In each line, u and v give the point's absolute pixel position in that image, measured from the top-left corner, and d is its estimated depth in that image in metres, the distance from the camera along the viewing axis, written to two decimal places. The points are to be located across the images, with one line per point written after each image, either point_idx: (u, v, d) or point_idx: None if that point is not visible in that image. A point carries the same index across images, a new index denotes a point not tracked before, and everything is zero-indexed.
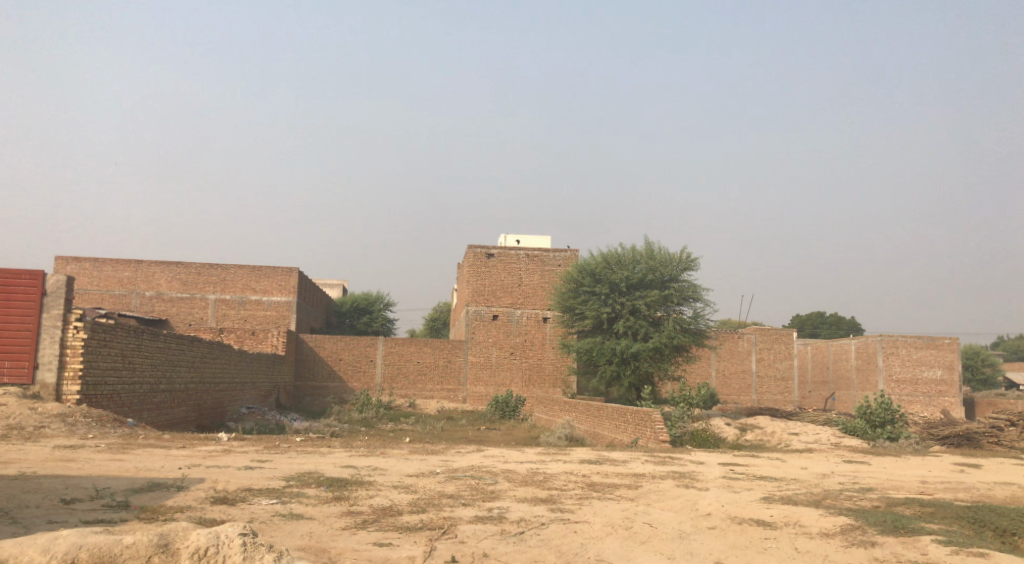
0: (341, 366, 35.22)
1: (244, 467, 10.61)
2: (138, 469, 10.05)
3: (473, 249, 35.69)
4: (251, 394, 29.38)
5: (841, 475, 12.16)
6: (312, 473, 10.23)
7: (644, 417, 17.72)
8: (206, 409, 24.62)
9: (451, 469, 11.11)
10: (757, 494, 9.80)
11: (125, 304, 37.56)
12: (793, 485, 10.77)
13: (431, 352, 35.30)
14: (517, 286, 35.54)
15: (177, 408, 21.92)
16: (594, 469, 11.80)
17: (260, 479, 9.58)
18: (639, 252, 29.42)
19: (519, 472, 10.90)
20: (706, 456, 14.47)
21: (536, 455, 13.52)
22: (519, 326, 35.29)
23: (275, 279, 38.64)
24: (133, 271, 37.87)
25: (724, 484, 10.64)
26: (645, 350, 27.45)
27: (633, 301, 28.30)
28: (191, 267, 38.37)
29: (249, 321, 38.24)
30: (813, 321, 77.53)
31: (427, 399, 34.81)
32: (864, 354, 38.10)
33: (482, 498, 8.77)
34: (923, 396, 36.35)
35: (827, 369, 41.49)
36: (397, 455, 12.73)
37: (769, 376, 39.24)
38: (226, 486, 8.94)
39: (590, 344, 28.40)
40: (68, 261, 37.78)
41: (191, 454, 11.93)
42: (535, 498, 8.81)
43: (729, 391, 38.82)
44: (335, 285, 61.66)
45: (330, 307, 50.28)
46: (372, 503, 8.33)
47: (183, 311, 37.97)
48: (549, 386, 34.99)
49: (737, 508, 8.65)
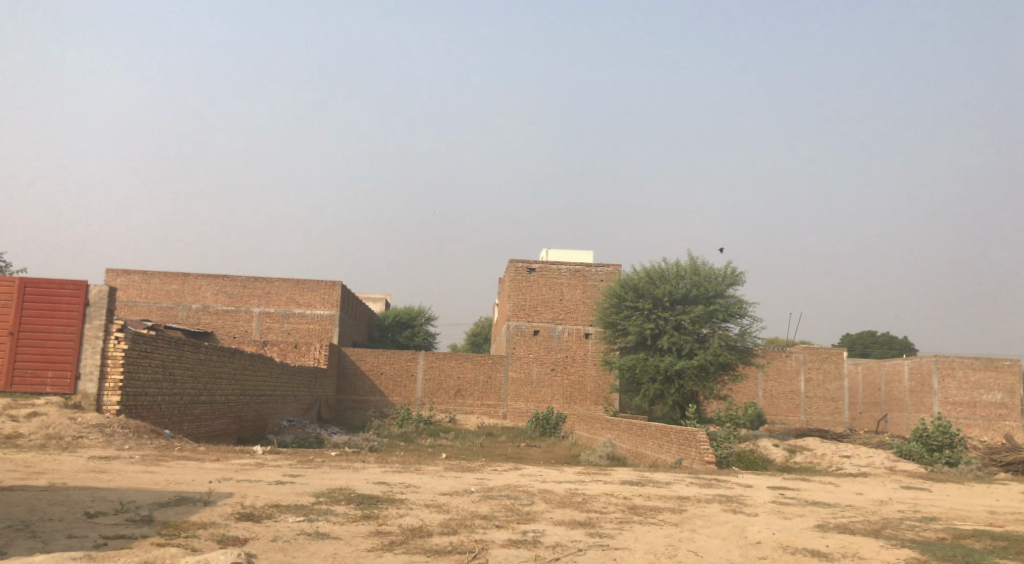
0: (382, 380, 35.14)
1: (275, 482, 10.38)
2: (168, 482, 9.88)
3: (514, 264, 35.43)
4: (292, 407, 29.41)
5: (900, 502, 11.44)
6: (343, 490, 9.95)
7: (688, 436, 17.11)
8: (247, 421, 24.66)
9: (487, 488, 10.72)
10: (810, 521, 9.20)
11: (172, 316, 38.12)
12: (848, 512, 10.12)
13: (471, 367, 35.00)
14: (558, 301, 35.10)
15: (217, 420, 21.95)
16: (636, 491, 11.27)
17: (291, 494, 9.33)
18: (683, 268, 28.75)
19: (557, 492, 10.46)
20: (754, 480, 13.82)
21: (575, 475, 13.04)
22: (560, 342, 34.82)
23: (318, 293, 38.86)
24: (181, 284, 38.45)
25: (774, 510, 10.04)
26: (690, 367, 26.73)
27: (677, 317, 27.64)
28: (237, 280, 38.82)
29: (292, 334, 38.45)
30: (864, 340, 75.37)
31: (467, 415, 34.48)
32: (918, 375, 36.67)
33: (517, 520, 8.35)
34: (981, 420, 34.78)
35: (879, 390, 40.04)
36: (432, 472, 12.38)
37: (818, 396, 38.03)
38: (254, 502, 8.69)
39: (633, 360, 27.81)
40: (119, 274, 38.54)
41: (223, 467, 11.75)
42: (572, 521, 8.36)
43: (776, 412, 37.69)
44: (379, 299, 61.95)
45: (372, 321, 50.44)
46: (401, 523, 7.98)
47: (228, 324, 38.35)
48: (591, 403, 34.37)
49: (789, 537, 8.08)
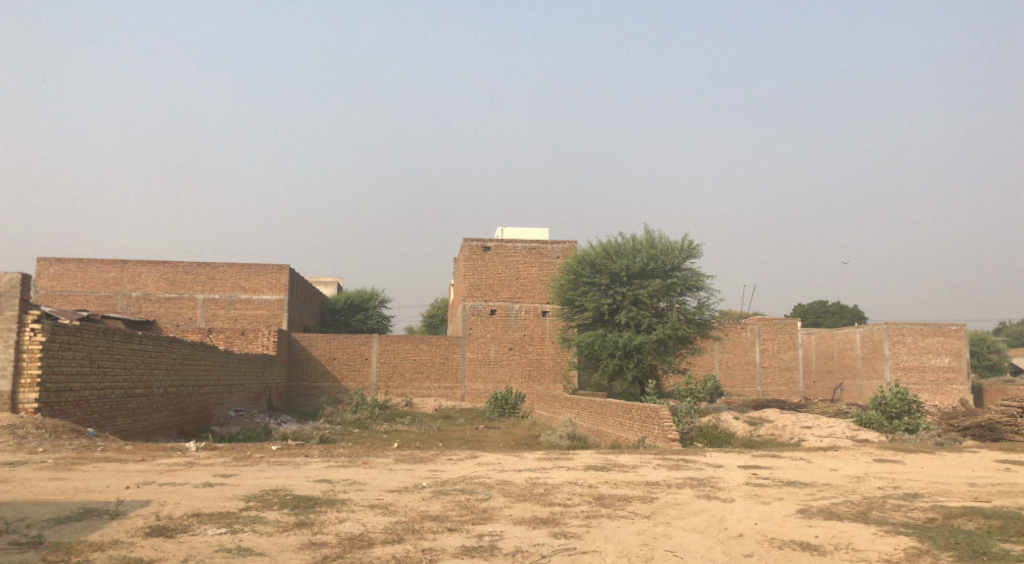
0: (335, 364, 33.91)
1: (203, 485, 9.27)
2: (76, 491, 8.73)
3: (468, 242, 34.34)
4: (239, 397, 28.07)
5: (877, 478, 10.86)
6: (278, 491, 8.91)
7: (651, 414, 16.40)
8: (189, 413, 23.30)
9: (440, 481, 9.78)
10: (791, 505, 8.47)
11: (111, 306, 36.20)
12: (827, 492, 9.45)
13: (427, 349, 33.99)
14: (515, 280, 34.18)
15: (156, 413, 20.60)
16: (601, 477, 10.45)
17: (216, 500, 8.25)
18: (640, 241, 28.04)
19: (517, 484, 9.57)
20: (724, 459, 13.14)
21: (535, 462, 12.18)
22: (517, 321, 33.97)
23: (264, 278, 37.30)
24: (118, 272, 36.50)
25: (750, 494, 9.32)
26: (649, 342, 26.09)
27: (634, 292, 26.98)
28: (178, 266, 36.99)
29: (239, 320, 36.90)
30: (816, 310, 76.34)
31: (424, 397, 33.51)
32: (869, 342, 36.80)
33: (472, 520, 7.43)
34: (931, 385, 35.09)
35: (832, 358, 40.17)
36: (380, 465, 11.38)
37: (773, 366, 37.97)
38: (171, 512, 7.59)
39: (591, 337, 27.14)
40: (51, 262, 36.42)
41: (147, 469, 10.56)
42: (534, 519, 7.46)
43: (733, 383, 37.54)
44: (330, 283, 60.37)
45: (324, 305, 48.98)
46: (340, 530, 6.96)
47: (171, 312, 36.59)
48: (550, 381, 33.70)
49: (773, 527, 7.30)
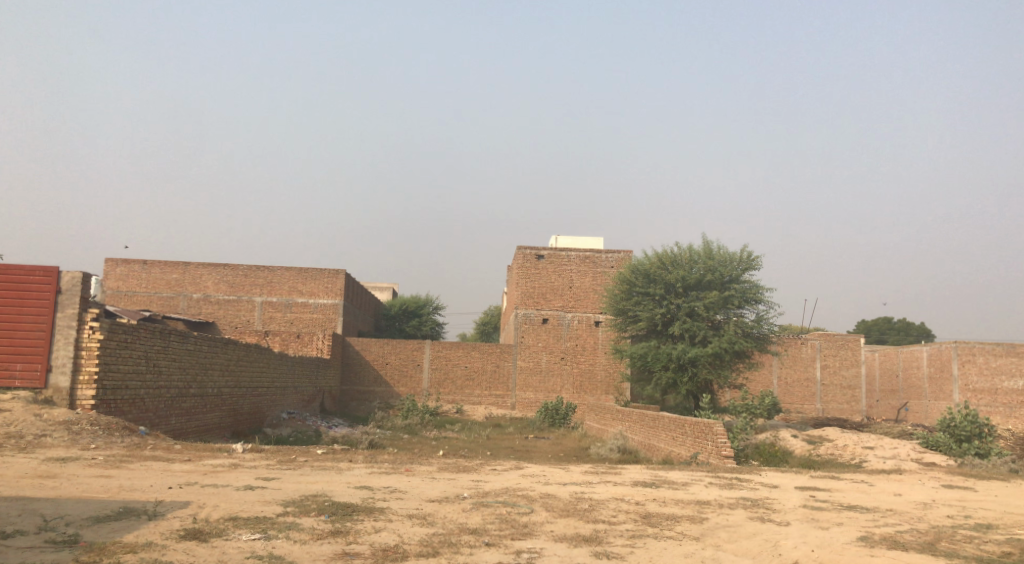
0: (387, 370, 34.06)
1: (244, 487, 9.23)
2: (120, 490, 8.76)
3: (522, 251, 34.16)
4: (292, 399, 28.36)
5: (947, 505, 10.19)
6: (317, 497, 8.80)
7: (704, 429, 15.86)
8: (242, 414, 23.61)
9: (482, 492, 9.54)
10: (851, 532, 7.96)
11: (173, 306, 37.13)
12: (891, 519, 8.89)
13: (479, 357, 33.88)
14: (568, 289, 33.84)
15: (210, 413, 20.90)
16: (649, 494, 10.05)
17: (255, 504, 8.17)
18: (696, 252, 27.41)
19: (561, 498, 9.25)
20: (780, 479, 12.58)
21: (582, 475, 11.83)
22: (569, 331, 33.60)
23: (321, 282, 37.78)
24: (181, 273, 37.42)
25: (806, 518, 8.82)
26: (704, 355, 25.44)
27: (690, 303, 26.36)
28: (238, 269, 37.73)
29: (295, 324, 37.42)
30: (881, 326, 73.80)
31: (474, 405, 33.37)
32: (938, 361, 35.43)
33: (511, 535, 7.16)
34: (1003, 408, 33.13)
35: (897, 377, 38.66)
36: (424, 474, 11.20)
37: (834, 384, 36.69)
38: (209, 515, 7.52)
39: (644, 348, 26.61)
40: (118, 263, 37.56)
41: (192, 469, 10.60)
42: (575, 537, 7.16)
43: (792, 400, 36.40)
44: (386, 289, 60.92)
45: (378, 310, 49.40)
46: (374, 541, 6.77)
47: (230, 314, 37.33)
48: (601, 393, 33.21)
49: (831, 556, 6.83)
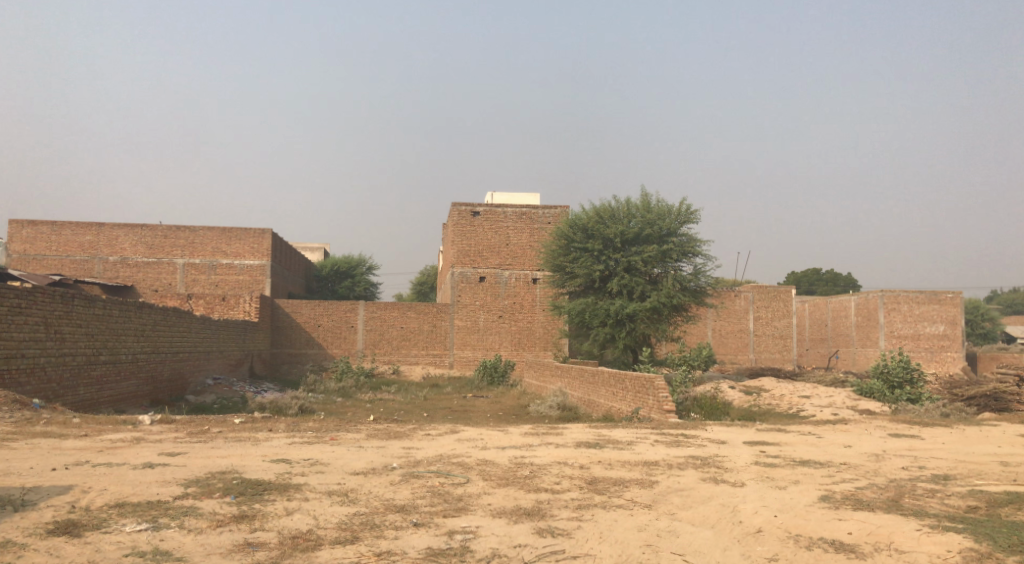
0: (319, 332, 32.78)
1: (142, 466, 8.14)
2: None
3: (457, 208, 33.01)
4: (218, 364, 26.92)
5: (898, 456, 9.82)
6: (226, 474, 7.80)
7: (645, 384, 15.35)
8: (162, 381, 22.16)
9: (414, 461, 8.68)
10: (811, 491, 7.41)
11: (87, 270, 34.83)
12: (847, 474, 8.42)
13: (414, 317, 32.88)
14: (505, 246, 32.95)
15: (124, 381, 19.45)
16: (594, 456, 9.35)
17: (150, 486, 7.12)
18: (634, 206, 26.80)
19: (500, 465, 8.49)
20: (727, 434, 12.13)
21: (523, 437, 11.09)
22: (507, 289, 32.83)
23: (247, 242, 36.00)
24: (94, 235, 35.03)
25: (761, 476, 8.27)
26: (642, 310, 25.04)
27: (628, 258, 25.82)
28: (157, 229, 35.56)
29: (221, 286, 35.64)
30: (809, 277, 75.62)
31: (411, 365, 32.51)
32: (864, 310, 35.90)
33: (445, 512, 6.33)
34: (925, 352, 34.23)
35: (826, 326, 39.38)
36: (350, 442, 10.28)
37: (767, 334, 37.01)
38: (92, 502, 6.44)
39: (582, 304, 26.03)
40: (24, 225, 34.87)
41: (87, 447, 9.42)
42: (515, 510, 6.38)
43: (726, 351, 36.65)
44: (317, 249, 58.98)
45: (310, 272, 47.67)
46: (284, 527, 5.81)
47: (150, 277, 35.25)
48: (540, 349, 32.78)
49: (795, 520, 6.20)
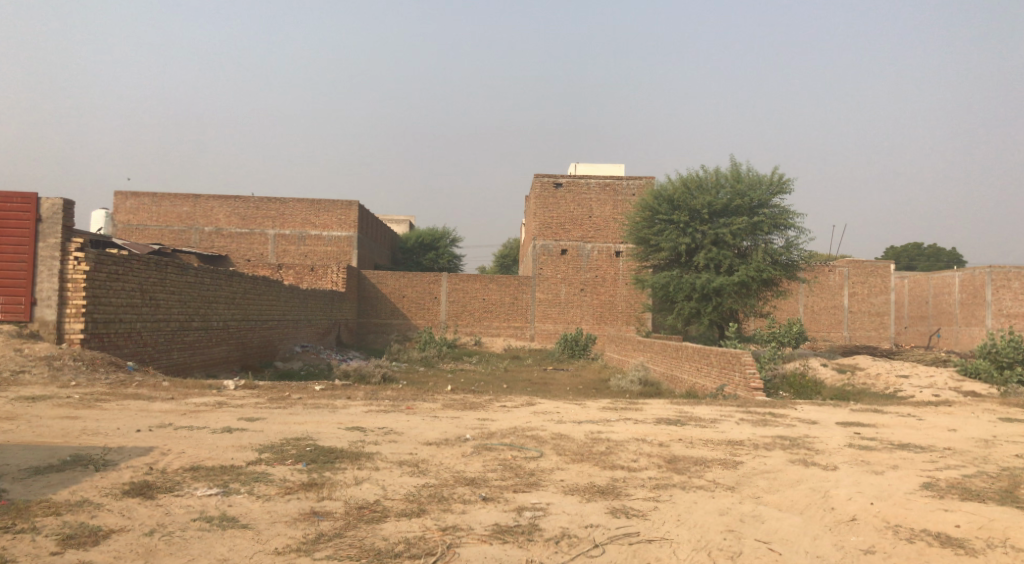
0: (403, 302, 33.19)
1: (221, 430, 8.25)
2: (81, 433, 7.82)
3: (539, 179, 32.67)
4: (306, 332, 27.61)
5: (1011, 443, 9.02)
6: (301, 441, 7.82)
7: (731, 360, 14.73)
8: (252, 348, 22.86)
9: (487, 433, 8.50)
10: (913, 478, 6.83)
11: (185, 241, 36.27)
12: (953, 461, 7.75)
13: (496, 289, 32.84)
14: (587, 218, 32.43)
15: (215, 347, 20.11)
16: (675, 433, 8.95)
17: (226, 450, 7.18)
18: (724, 176, 25.80)
19: (575, 439, 8.22)
20: (819, 414, 11.48)
21: (601, 412, 10.78)
22: (589, 262, 32.37)
23: (334, 214, 36.69)
24: (192, 207, 36.39)
25: (856, 460, 7.71)
26: (729, 285, 24.16)
27: (716, 231, 24.92)
28: (249, 201, 36.63)
29: (310, 257, 36.52)
30: (909, 253, 71.85)
31: (493, 337, 32.56)
32: (970, 287, 33.74)
33: (514, 486, 6.11)
34: None
35: (927, 303, 37.21)
36: (425, 412, 10.21)
37: (862, 311, 35.29)
38: (169, 465, 6.51)
39: (666, 278, 25.33)
40: (128, 197, 36.51)
41: (173, 409, 9.66)
42: (588, 488, 6.09)
43: (818, 327, 35.15)
44: (402, 222, 59.76)
45: (395, 243, 48.36)
46: (351, 497, 5.71)
47: (243, 247, 36.41)
48: (622, 323, 32.26)
49: (896, 509, 5.68)
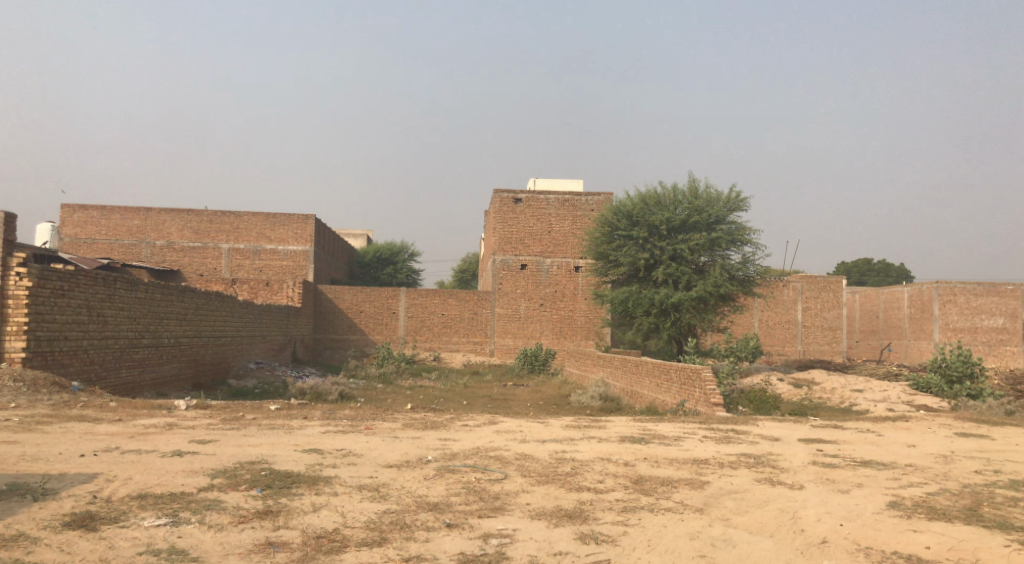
0: (361, 318, 32.72)
1: (170, 454, 7.89)
2: (20, 460, 7.39)
3: (498, 194, 32.59)
4: (261, 348, 26.99)
5: (968, 458, 9.13)
6: (255, 464, 7.50)
7: (692, 375, 14.74)
8: (204, 365, 22.22)
9: (449, 454, 8.28)
10: (878, 497, 6.82)
11: (136, 255, 35.28)
12: (915, 478, 7.78)
13: (456, 304, 32.59)
14: (547, 234, 32.44)
15: (166, 365, 19.49)
16: (640, 452, 8.84)
17: (176, 476, 6.85)
18: (681, 192, 26.03)
19: (539, 460, 8.04)
20: (780, 430, 11.51)
21: (564, 430, 10.64)
22: (549, 277, 32.35)
23: (291, 228, 36.10)
24: (143, 220, 35.45)
25: (821, 478, 7.69)
26: (688, 300, 24.32)
27: (674, 246, 25.09)
28: (203, 215, 35.83)
29: (265, 272, 35.84)
30: (860, 268, 73.61)
31: (452, 353, 32.28)
32: (918, 302, 34.58)
33: (480, 511, 5.91)
34: (983, 346, 32.71)
35: (877, 318, 38.02)
36: (385, 432, 9.94)
37: (816, 325, 35.90)
38: (113, 493, 6.16)
39: (625, 293, 25.38)
40: (75, 209, 35.41)
41: (120, 432, 9.23)
42: (555, 512, 5.92)
43: (773, 342, 35.61)
44: (360, 236, 59.16)
45: (353, 258, 47.81)
46: (308, 525, 5.45)
47: (196, 261, 35.57)
48: (582, 338, 32.28)
49: (864, 530, 5.64)
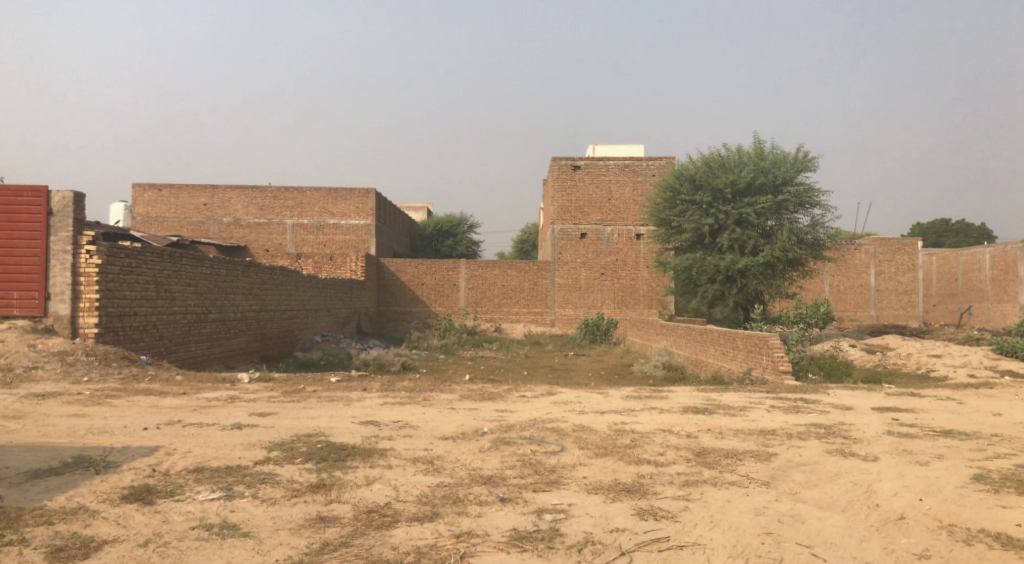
0: (422, 290, 32.91)
1: (230, 427, 7.96)
2: (87, 432, 7.56)
3: (557, 162, 32.16)
4: (325, 321, 27.43)
5: None
6: (311, 437, 7.49)
7: (758, 343, 14.24)
8: (271, 339, 22.67)
9: (506, 426, 8.12)
10: (962, 470, 6.37)
11: (204, 232, 36.20)
12: (1003, 449, 7.27)
13: (516, 274, 32.45)
14: (607, 201, 31.90)
15: (234, 338, 19.94)
16: (704, 423, 8.52)
17: (234, 449, 6.88)
18: (746, 154, 25.14)
19: (598, 432, 7.82)
20: (852, 399, 11.00)
21: (624, 400, 10.39)
22: (609, 245, 31.86)
23: (352, 202, 36.44)
24: (210, 197, 36.29)
25: (897, 449, 7.26)
26: (754, 266, 23.59)
27: (739, 210, 24.31)
28: (266, 191, 36.47)
29: (328, 246, 36.34)
30: (937, 229, 70.43)
31: (513, 323, 32.23)
32: (1001, 263, 32.82)
33: (535, 485, 5.74)
34: None
35: (956, 280, 36.29)
36: (443, 403, 9.86)
37: (890, 289, 34.51)
38: (172, 466, 6.21)
39: (689, 260, 24.78)
40: (146, 189, 36.48)
41: (185, 405, 9.40)
42: (612, 486, 5.71)
43: (845, 307, 34.37)
44: (420, 209, 59.46)
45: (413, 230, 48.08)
46: (360, 499, 5.37)
47: (261, 237, 36.30)
48: (644, 307, 31.79)
49: (947, 506, 5.26)
